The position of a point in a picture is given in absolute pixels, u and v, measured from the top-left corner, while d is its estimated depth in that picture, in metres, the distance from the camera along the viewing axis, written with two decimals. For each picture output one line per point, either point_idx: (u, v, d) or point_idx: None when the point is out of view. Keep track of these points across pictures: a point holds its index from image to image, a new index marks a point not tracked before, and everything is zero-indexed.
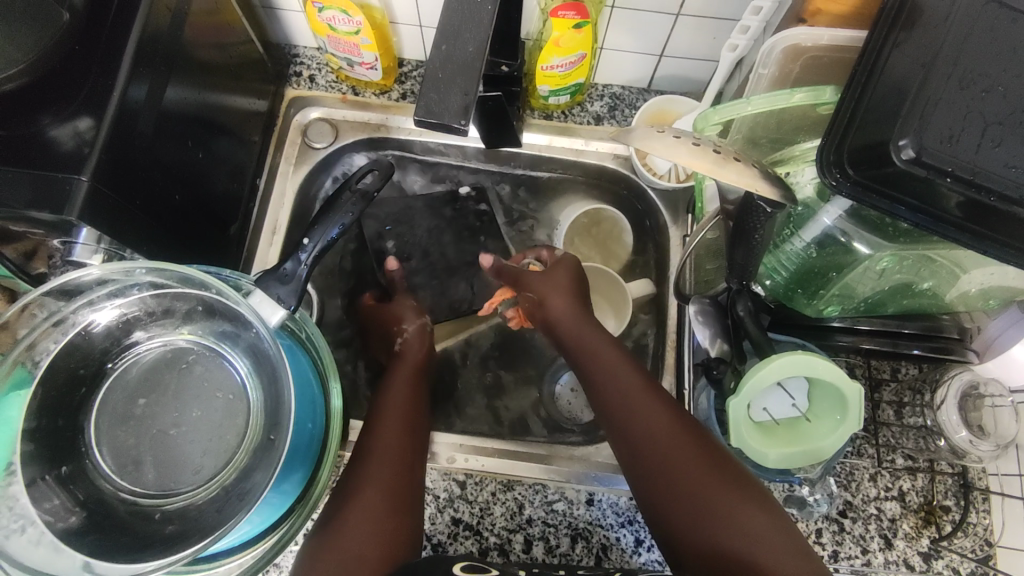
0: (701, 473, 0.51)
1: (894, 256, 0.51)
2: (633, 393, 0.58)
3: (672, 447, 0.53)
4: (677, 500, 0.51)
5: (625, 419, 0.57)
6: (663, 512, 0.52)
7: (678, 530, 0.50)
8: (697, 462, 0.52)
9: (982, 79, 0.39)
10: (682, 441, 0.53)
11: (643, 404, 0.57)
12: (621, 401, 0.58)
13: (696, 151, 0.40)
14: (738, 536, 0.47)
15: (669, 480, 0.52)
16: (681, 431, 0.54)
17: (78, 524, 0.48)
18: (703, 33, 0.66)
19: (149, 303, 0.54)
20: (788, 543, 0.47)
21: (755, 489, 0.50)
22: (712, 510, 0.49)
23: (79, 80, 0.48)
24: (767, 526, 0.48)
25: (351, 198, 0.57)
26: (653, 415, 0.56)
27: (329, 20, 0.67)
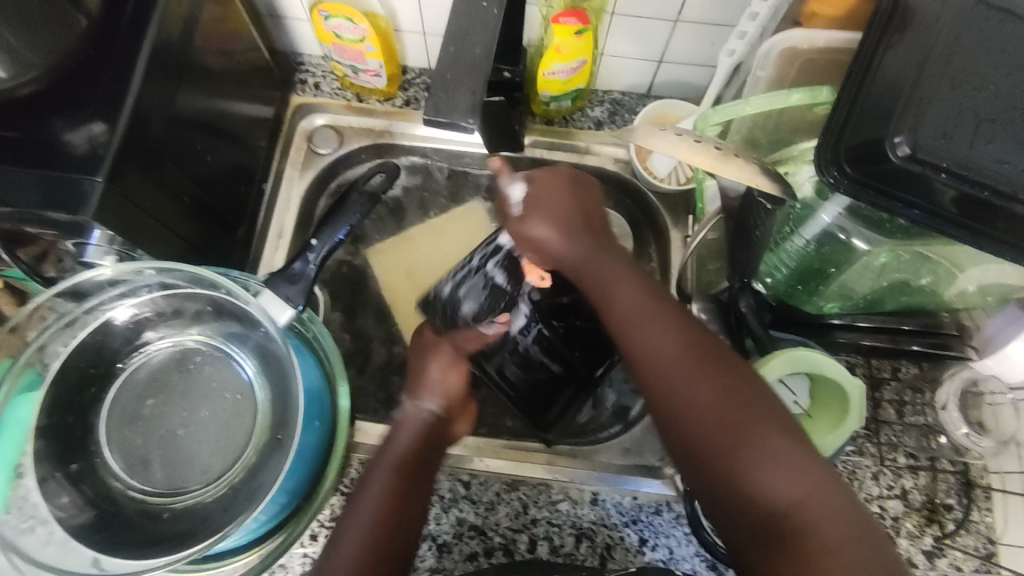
0: (722, 396, 0.44)
1: (892, 251, 0.52)
2: (648, 318, 0.49)
3: (689, 370, 0.46)
4: (688, 426, 0.44)
5: (637, 347, 0.48)
6: (675, 444, 0.45)
7: (690, 460, 0.44)
8: (720, 385, 0.44)
9: (973, 78, 0.41)
10: (700, 364, 0.46)
11: (662, 332, 0.48)
12: (634, 332, 0.49)
13: (698, 147, 0.41)
14: (757, 461, 0.42)
15: (683, 405, 0.45)
16: (707, 363, 0.46)
17: (87, 521, 0.49)
18: (702, 38, 0.68)
19: (159, 304, 0.55)
20: (811, 464, 0.42)
21: (780, 411, 0.44)
22: (731, 437, 0.43)
23: (93, 84, 0.49)
24: (788, 446, 0.42)
25: (357, 199, 0.58)
26: (674, 345, 0.47)
27: (334, 28, 0.68)
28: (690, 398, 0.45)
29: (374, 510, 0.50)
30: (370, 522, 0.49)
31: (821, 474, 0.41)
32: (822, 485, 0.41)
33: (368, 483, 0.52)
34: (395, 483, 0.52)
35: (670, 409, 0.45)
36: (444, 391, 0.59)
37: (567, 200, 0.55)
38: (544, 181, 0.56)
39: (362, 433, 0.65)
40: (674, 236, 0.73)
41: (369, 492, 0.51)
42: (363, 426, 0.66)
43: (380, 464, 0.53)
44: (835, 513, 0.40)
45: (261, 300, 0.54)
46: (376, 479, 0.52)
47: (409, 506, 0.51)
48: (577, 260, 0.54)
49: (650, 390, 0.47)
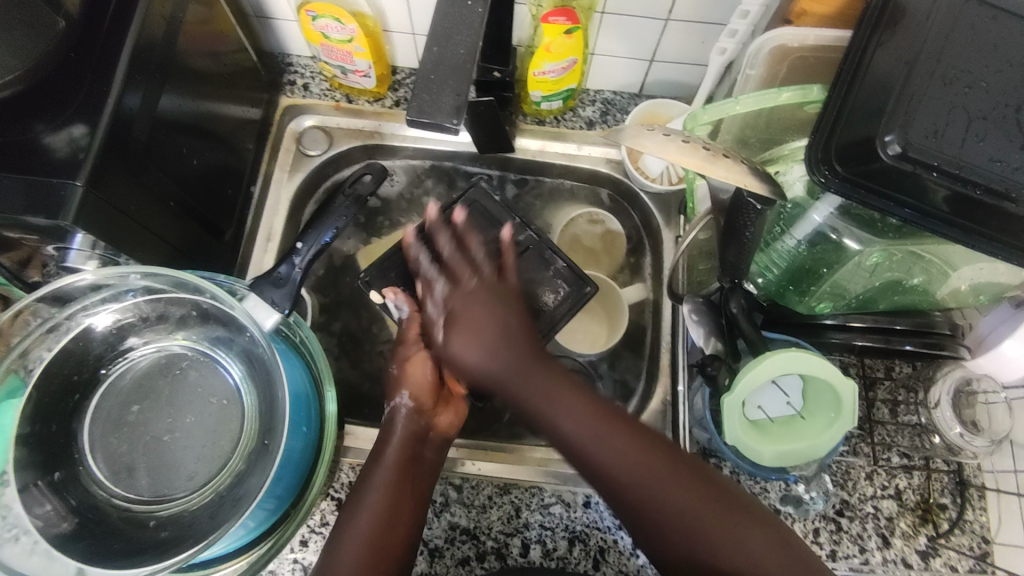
0: (685, 491, 0.45)
1: (884, 251, 0.52)
2: (572, 404, 0.49)
3: (646, 470, 0.46)
4: (656, 525, 0.45)
5: (587, 451, 0.48)
6: (643, 538, 0.47)
7: (660, 553, 0.46)
8: (674, 479, 0.46)
9: (964, 75, 0.41)
10: (651, 463, 0.46)
11: (611, 436, 0.48)
12: (571, 426, 0.48)
13: (686, 148, 0.41)
14: (727, 543, 0.44)
15: (650, 505, 0.46)
16: (657, 460, 0.47)
17: (71, 530, 0.48)
18: (693, 37, 0.67)
19: (143, 309, 0.54)
20: (768, 532, 0.44)
21: (738, 494, 0.46)
22: (683, 522, 0.45)
23: (75, 86, 0.48)
24: (751, 527, 0.44)
25: (344, 202, 0.58)
26: (621, 449, 0.47)
27: (321, 29, 0.67)
28: (657, 498, 0.46)
29: (373, 508, 0.52)
30: (372, 523, 0.51)
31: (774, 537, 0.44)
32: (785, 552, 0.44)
33: (371, 480, 0.53)
34: (393, 485, 0.53)
35: (635, 510, 0.46)
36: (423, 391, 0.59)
37: (487, 316, 0.53)
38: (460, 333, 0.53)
39: (353, 437, 0.65)
40: (666, 235, 0.73)
41: (365, 499, 0.52)
42: (353, 430, 0.66)
43: (383, 458, 0.55)
44: (794, 571, 0.43)
45: (248, 305, 0.54)
46: (378, 478, 0.53)
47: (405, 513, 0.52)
48: (508, 375, 0.51)
49: (607, 493, 0.47)
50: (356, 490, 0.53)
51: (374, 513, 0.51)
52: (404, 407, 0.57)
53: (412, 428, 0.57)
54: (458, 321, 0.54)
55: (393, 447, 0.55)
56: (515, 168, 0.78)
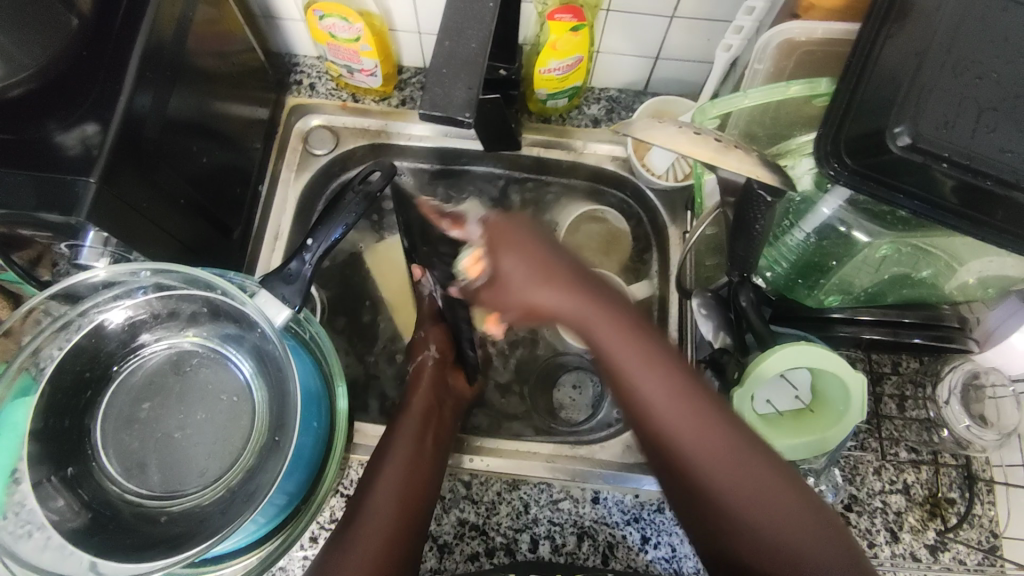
0: (739, 462, 0.43)
1: (893, 243, 0.52)
2: (637, 344, 0.45)
3: (706, 443, 0.43)
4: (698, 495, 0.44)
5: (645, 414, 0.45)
6: (683, 502, 0.46)
7: (696, 518, 0.45)
8: (735, 448, 0.43)
9: (975, 66, 0.40)
10: (712, 430, 0.43)
11: (673, 407, 0.44)
12: (646, 391, 0.44)
13: (697, 139, 0.41)
14: (761, 515, 0.42)
15: (701, 474, 0.43)
16: (718, 432, 0.43)
17: (84, 525, 0.48)
18: (698, 34, 0.68)
19: (155, 305, 0.54)
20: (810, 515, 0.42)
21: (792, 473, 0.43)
22: (728, 490, 0.43)
23: (88, 85, 0.49)
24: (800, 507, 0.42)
25: (353, 198, 0.58)
26: (687, 417, 0.44)
27: (329, 28, 0.68)
28: (709, 470, 0.43)
29: (398, 467, 0.54)
30: (403, 455, 0.55)
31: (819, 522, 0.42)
32: (826, 534, 0.42)
33: (394, 446, 0.56)
34: (415, 451, 0.56)
35: (682, 475, 0.44)
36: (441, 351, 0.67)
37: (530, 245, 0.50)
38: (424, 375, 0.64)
39: (362, 434, 0.65)
40: (671, 232, 0.73)
41: (398, 438, 0.57)
42: (362, 427, 0.66)
43: (404, 428, 0.58)
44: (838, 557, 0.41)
45: (258, 301, 0.54)
46: (401, 443, 0.56)
47: (432, 456, 0.56)
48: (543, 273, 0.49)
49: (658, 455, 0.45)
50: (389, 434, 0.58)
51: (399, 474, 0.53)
52: (430, 357, 0.66)
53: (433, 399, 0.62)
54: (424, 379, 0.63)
55: (420, 411, 0.60)
56: (521, 167, 0.78)
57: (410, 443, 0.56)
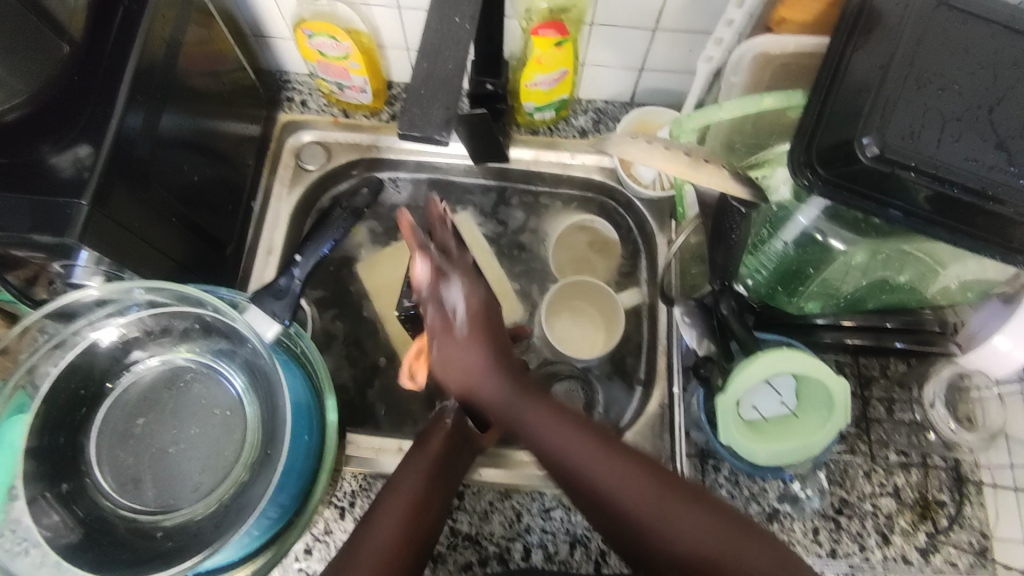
0: (634, 483, 0.46)
1: (869, 250, 0.52)
2: (579, 444, 0.48)
3: (586, 455, 0.47)
4: (609, 514, 0.46)
5: (539, 439, 0.50)
6: (605, 532, 0.47)
7: (622, 546, 0.46)
8: (629, 482, 0.46)
9: (938, 78, 0.42)
10: (586, 447, 0.48)
11: (556, 428, 0.50)
12: (540, 430, 0.50)
13: (669, 155, 0.42)
14: (687, 538, 0.43)
15: (604, 498, 0.46)
16: (600, 450, 0.48)
17: (78, 540, 0.49)
18: (680, 46, 0.69)
19: (147, 323, 0.55)
20: (709, 521, 0.44)
21: (685, 483, 0.46)
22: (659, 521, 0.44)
23: (79, 108, 0.50)
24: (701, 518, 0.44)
25: (341, 215, 0.60)
26: (572, 439, 0.49)
27: (318, 46, 0.69)
28: (607, 489, 0.46)
29: (407, 484, 0.53)
30: (414, 495, 0.53)
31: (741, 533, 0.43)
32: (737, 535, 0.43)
33: (411, 464, 0.55)
34: (432, 469, 0.55)
35: (587, 498, 0.47)
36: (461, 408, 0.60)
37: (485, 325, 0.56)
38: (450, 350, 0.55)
39: (355, 446, 0.66)
40: (659, 240, 0.74)
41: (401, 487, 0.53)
42: (355, 439, 0.67)
43: (424, 448, 0.57)
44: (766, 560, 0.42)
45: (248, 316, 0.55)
46: (418, 461, 0.56)
47: (434, 502, 0.54)
48: (504, 396, 0.53)
49: (561, 479, 0.49)
50: (392, 480, 0.54)
51: (410, 493, 0.53)
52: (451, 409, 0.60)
53: (457, 432, 0.59)
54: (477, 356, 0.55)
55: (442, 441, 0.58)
56: (510, 178, 0.79)
57: (417, 487, 0.53)
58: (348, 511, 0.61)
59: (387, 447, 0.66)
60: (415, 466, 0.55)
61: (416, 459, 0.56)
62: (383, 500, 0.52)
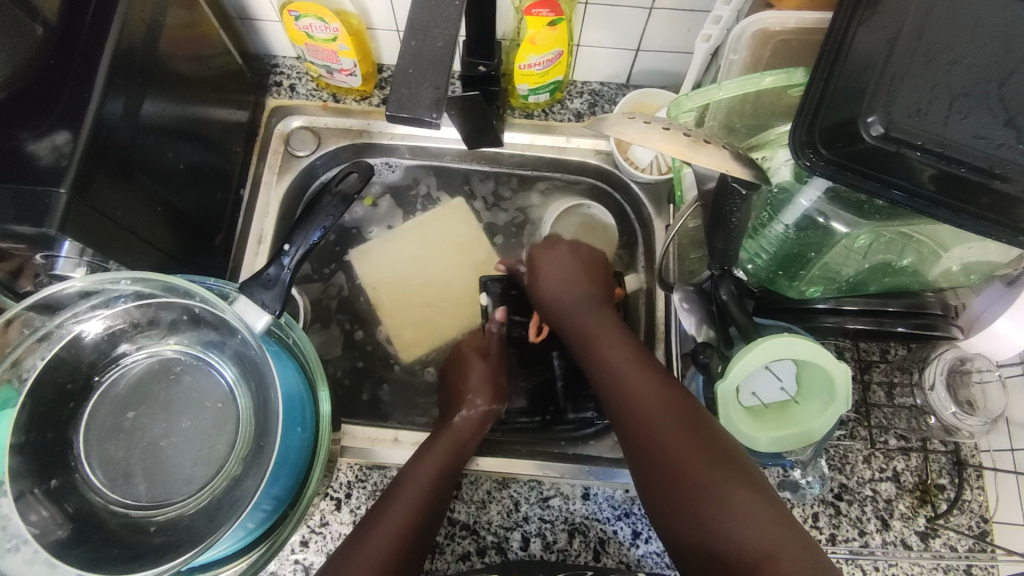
0: (685, 442, 0.50)
1: (871, 233, 0.52)
2: (640, 379, 0.56)
3: (670, 427, 0.52)
4: (663, 459, 0.51)
5: (616, 390, 0.57)
6: (652, 478, 0.51)
7: (669, 513, 0.49)
8: (676, 425, 0.52)
9: (946, 53, 0.40)
10: (674, 404, 0.54)
11: (641, 378, 0.56)
12: (614, 366, 0.58)
13: (668, 136, 0.41)
14: (721, 511, 0.46)
15: (658, 448, 0.52)
16: (680, 410, 0.53)
17: (67, 536, 0.48)
18: (678, 25, 0.67)
19: (134, 314, 0.53)
20: (770, 513, 0.46)
21: (747, 465, 0.49)
22: (705, 494, 0.47)
23: (56, 93, 0.48)
24: (740, 488, 0.47)
25: (330, 201, 0.57)
26: (663, 403, 0.54)
27: (306, 28, 0.67)
28: (659, 437, 0.52)
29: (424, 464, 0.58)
30: (426, 484, 0.56)
31: (776, 521, 0.45)
32: (786, 531, 0.45)
33: (425, 459, 0.58)
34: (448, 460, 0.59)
35: (662, 470, 0.50)
36: (503, 392, 0.67)
37: (576, 267, 0.67)
38: (549, 268, 0.68)
39: (350, 437, 0.65)
40: (656, 225, 0.73)
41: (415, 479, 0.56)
42: (350, 430, 0.66)
43: (439, 444, 0.60)
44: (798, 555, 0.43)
45: (238, 307, 0.53)
46: (436, 450, 0.59)
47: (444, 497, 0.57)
48: (569, 309, 0.65)
49: (628, 425, 0.55)
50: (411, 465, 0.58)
51: (427, 477, 0.57)
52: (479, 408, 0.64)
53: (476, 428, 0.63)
54: (549, 289, 0.67)
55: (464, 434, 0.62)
56: (504, 163, 0.78)
57: (431, 476, 0.57)
58: (345, 502, 0.61)
59: (383, 437, 0.66)
60: (433, 457, 0.59)
61: (436, 451, 0.59)
62: (397, 488, 0.56)
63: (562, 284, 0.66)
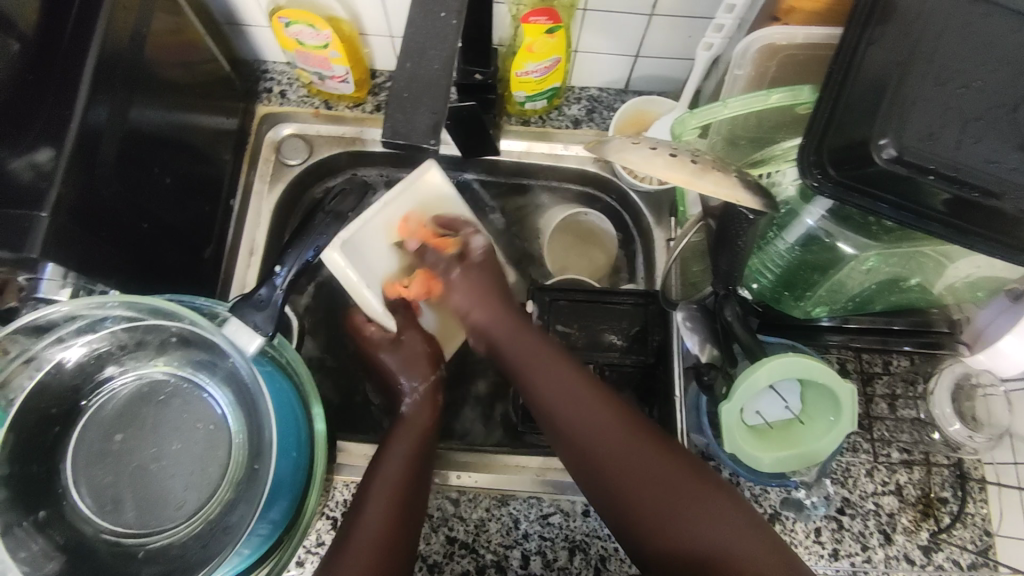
0: (650, 466, 0.49)
1: (880, 255, 0.50)
2: (584, 404, 0.53)
3: (628, 453, 0.50)
4: (631, 494, 0.49)
5: (563, 423, 0.53)
6: (621, 509, 0.49)
7: (645, 544, 0.48)
8: (636, 449, 0.50)
9: (958, 75, 0.39)
10: (626, 430, 0.51)
11: (583, 408, 0.53)
12: (550, 394, 0.54)
13: (672, 162, 0.40)
14: (701, 529, 0.46)
15: (622, 476, 0.49)
16: (632, 429, 0.51)
17: (55, 571, 0.46)
18: (678, 31, 0.66)
19: (120, 337, 0.52)
20: (741, 522, 0.46)
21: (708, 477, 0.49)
22: (682, 514, 0.47)
23: (35, 110, 0.46)
24: (710, 503, 0.47)
25: (323, 220, 0.56)
26: (611, 430, 0.51)
27: (296, 35, 0.65)
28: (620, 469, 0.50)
29: (387, 489, 0.52)
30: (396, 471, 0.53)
31: (751, 524, 0.46)
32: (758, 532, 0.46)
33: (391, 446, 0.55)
34: (412, 451, 0.55)
35: (631, 501, 0.49)
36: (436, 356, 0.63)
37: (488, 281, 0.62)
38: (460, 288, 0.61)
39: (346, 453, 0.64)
40: (656, 236, 0.71)
41: (387, 464, 0.53)
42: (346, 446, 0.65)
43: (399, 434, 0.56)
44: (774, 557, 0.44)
45: (229, 329, 0.51)
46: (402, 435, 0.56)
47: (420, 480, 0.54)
48: (500, 331, 0.59)
49: (581, 459, 0.52)
50: (379, 454, 0.55)
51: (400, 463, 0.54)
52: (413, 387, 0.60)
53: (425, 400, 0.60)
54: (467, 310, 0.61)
55: (420, 418, 0.58)
56: (500, 171, 0.76)
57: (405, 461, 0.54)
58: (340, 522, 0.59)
59: None
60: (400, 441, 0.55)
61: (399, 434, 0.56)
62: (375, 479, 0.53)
63: (474, 302, 0.61)
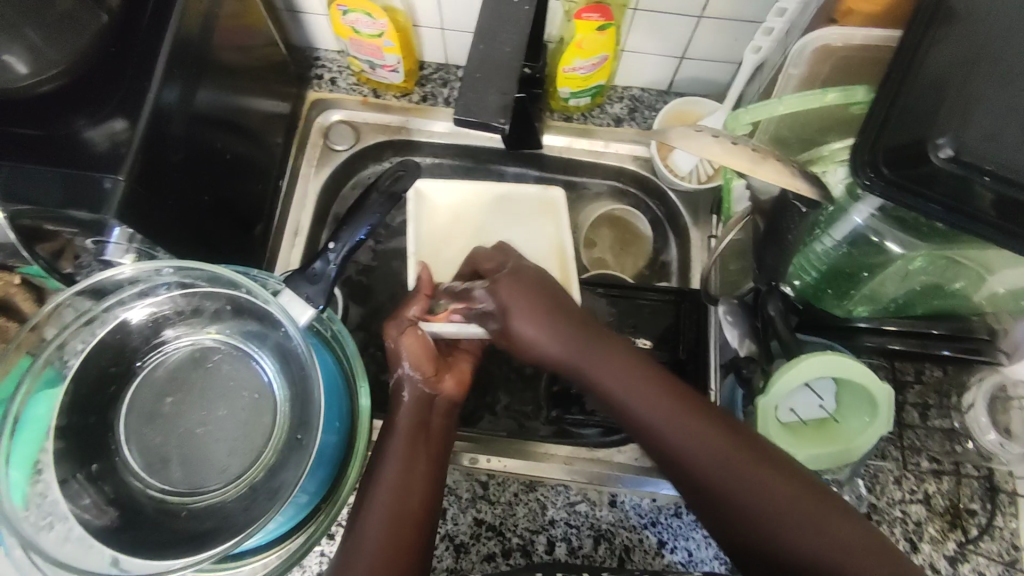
0: (739, 467, 0.46)
1: (927, 256, 0.50)
2: (666, 408, 0.49)
3: (714, 451, 0.47)
4: (721, 496, 0.46)
5: (652, 434, 0.49)
6: (718, 516, 0.46)
7: (746, 551, 0.45)
8: (721, 447, 0.47)
9: (1021, 78, 0.40)
10: (709, 427, 0.48)
11: (674, 414, 0.49)
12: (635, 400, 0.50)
13: (736, 149, 0.40)
14: (806, 538, 0.42)
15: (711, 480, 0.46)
16: (716, 426, 0.48)
17: (110, 522, 0.49)
18: (726, 35, 0.67)
19: (178, 302, 0.54)
20: (858, 537, 0.42)
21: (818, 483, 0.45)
22: (784, 522, 0.43)
23: (114, 83, 0.48)
24: (817, 512, 0.43)
25: (377, 198, 0.56)
26: (694, 431, 0.48)
27: (353, 23, 0.67)
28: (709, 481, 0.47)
29: (386, 510, 0.50)
30: (388, 489, 0.50)
31: (863, 535, 0.42)
32: (870, 544, 0.42)
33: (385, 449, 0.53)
34: (407, 451, 0.53)
35: (724, 506, 0.46)
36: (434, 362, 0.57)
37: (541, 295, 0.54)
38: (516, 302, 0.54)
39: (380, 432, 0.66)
40: (693, 235, 0.72)
41: (383, 464, 0.52)
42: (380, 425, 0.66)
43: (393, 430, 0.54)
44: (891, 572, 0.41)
45: (283, 299, 0.53)
46: (396, 438, 0.53)
47: (419, 487, 0.51)
48: (567, 349, 0.53)
49: (672, 472, 0.49)
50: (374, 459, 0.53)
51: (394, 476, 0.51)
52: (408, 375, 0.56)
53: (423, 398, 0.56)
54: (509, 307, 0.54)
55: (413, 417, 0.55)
56: (540, 165, 0.78)
57: (398, 471, 0.51)
58: None
59: None
60: (389, 444, 0.53)
61: (389, 434, 0.54)
62: (371, 492, 0.51)
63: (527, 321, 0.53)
